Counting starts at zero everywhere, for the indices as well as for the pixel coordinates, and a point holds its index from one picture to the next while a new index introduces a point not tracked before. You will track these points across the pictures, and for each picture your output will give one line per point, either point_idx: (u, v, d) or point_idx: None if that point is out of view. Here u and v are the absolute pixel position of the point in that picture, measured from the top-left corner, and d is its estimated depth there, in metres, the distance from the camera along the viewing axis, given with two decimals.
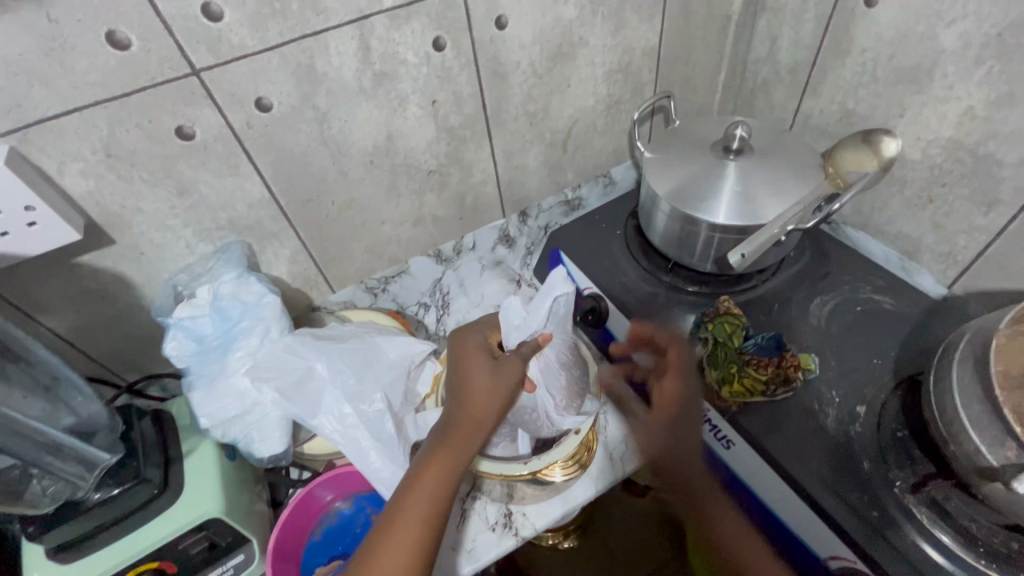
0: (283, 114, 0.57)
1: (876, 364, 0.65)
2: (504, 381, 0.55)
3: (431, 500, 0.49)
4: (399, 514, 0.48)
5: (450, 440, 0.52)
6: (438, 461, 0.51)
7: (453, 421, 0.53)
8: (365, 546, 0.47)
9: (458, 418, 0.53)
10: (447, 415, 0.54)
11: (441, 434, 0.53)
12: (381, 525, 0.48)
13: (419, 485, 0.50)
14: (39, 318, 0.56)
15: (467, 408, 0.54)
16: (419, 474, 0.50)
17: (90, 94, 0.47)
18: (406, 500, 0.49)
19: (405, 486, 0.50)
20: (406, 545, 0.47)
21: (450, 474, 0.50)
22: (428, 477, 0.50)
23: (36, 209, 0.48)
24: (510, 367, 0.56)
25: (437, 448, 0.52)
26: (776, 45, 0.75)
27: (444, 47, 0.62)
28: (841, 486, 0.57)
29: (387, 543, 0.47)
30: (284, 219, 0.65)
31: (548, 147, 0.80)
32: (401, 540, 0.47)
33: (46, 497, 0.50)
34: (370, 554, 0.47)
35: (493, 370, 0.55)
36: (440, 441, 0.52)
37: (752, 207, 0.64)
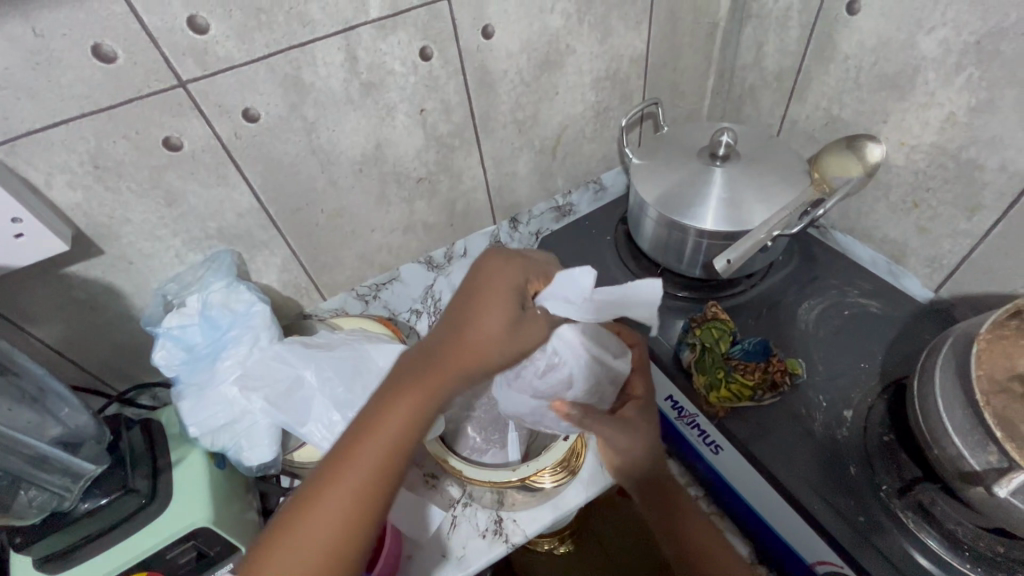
0: (271, 124, 0.57)
1: (863, 368, 0.66)
2: (517, 338, 0.47)
3: (391, 449, 0.42)
4: (352, 457, 0.41)
5: (428, 378, 0.44)
6: (410, 402, 0.43)
7: (438, 358, 0.45)
8: (303, 494, 0.41)
9: (445, 354, 0.45)
10: (433, 348, 0.46)
11: (417, 372, 0.44)
12: (327, 469, 0.42)
13: (381, 426, 0.42)
14: (28, 329, 0.56)
15: (460, 350, 0.45)
16: (384, 413, 0.43)
17: (78, 107, 0.48)
18: (363, 443, 0.42)
19: (363, 424, 0.43)
20: (350, 495, 0.40)
21: (418, 421, 0.43)
22: (394, 420, 0.43)
23: (23, 221, 0.48)
24: (529, 331, 0.48)
25: (409, 391, 0.43)
26: (762, 52, 0.76)
27: (431, 57, 0.62)
28: (828, 491, 0.57)
29: (331, 491, 0.40)
30: (273, 227, 0.65)
31: (538, 154, 0.80)
32: (347, 490, 0.40)
33: (32, 509, 0.50)
34: (310, 500, 0.40)
35: (512, 320, 0.47)
36: (417, 376, 0.44)
37: (739, 213, 0.65)
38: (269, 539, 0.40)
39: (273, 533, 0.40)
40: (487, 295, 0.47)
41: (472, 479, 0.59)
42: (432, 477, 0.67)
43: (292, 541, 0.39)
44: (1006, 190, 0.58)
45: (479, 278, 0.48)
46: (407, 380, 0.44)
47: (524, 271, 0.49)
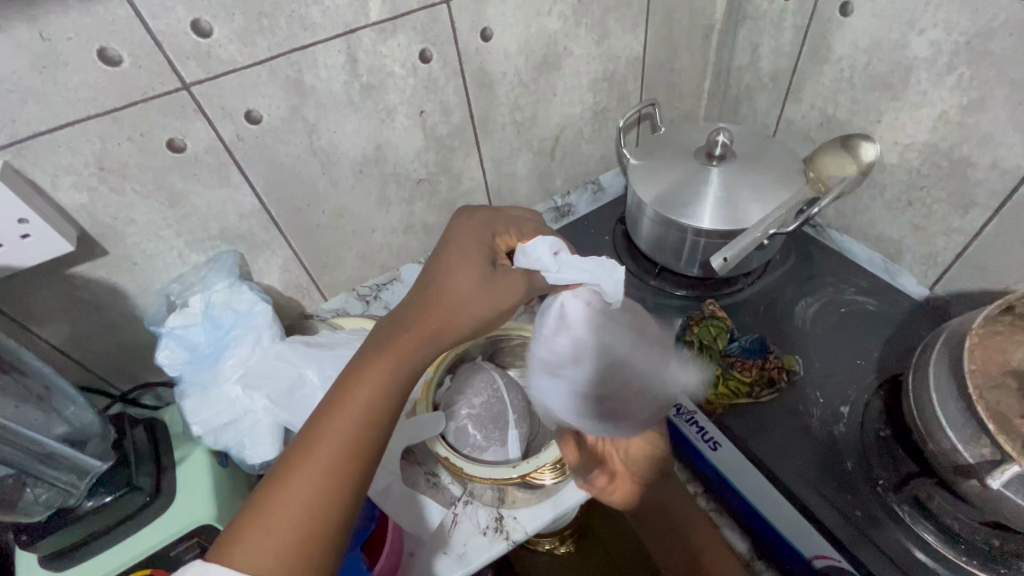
0: (273, 126, 0.58)
1: (859, 365, 0.66)
2: (489, 295, 0.48)
3: (366, 411, 0.43)
4: (322, 428, 0.42)
5: (398, 344, 0.45)
6: (383, 364, 0.44)
7: (409, 324, 0.46)
8: (281, 464, 0.41)
9: (420, 316, 0.47)
10: (403, 315, 0.47)
11: (391, 336, 0.46)
12: (299, 443, 0.42)
13: (353, 394, 0.43)
14: (33, 329, 0.57)
15: (430, 312, 0.47)
16: (359, 378, 0.44)
17: (84, 109, 0.48)
18: (335, 411, 0.42)
19: (334, 395, 0.43)
20: (323, 468, 0.40)
21: (390, 388, 0.44)
22: (365, 387, 0.43)
23: (29, 222, 0.48)
24: (505, 284, 0.49)
25: (380, 355, 0.45)
26: (757, 53, 0.77)
27: (430, 59, 0.63)
28: (825, 486, 0.58)
29: (305, 459, 0.40)
30: (275, 228, 0.66)
31: (536, 155, 0.81)
32: (321, 461, 0.40)
33: (39, 506, 0.51)
34: (284, 475, 0.40)
35: (483, 280, 0.49)
36: (385, 344, 0.45)
37: (736, 211, 0.65)
38: (240, 521, 0.39)
39: (246, 510, 0.39)
40: (454, 260, 0.50)
41: (473, 477, 0.59)
42: (432, 476, 0.67)
43: (268, 512, 0.39)
44: (998, 187, 0.59)
45: (445, 246, 0.51)
46: (376, 348, 0.45)
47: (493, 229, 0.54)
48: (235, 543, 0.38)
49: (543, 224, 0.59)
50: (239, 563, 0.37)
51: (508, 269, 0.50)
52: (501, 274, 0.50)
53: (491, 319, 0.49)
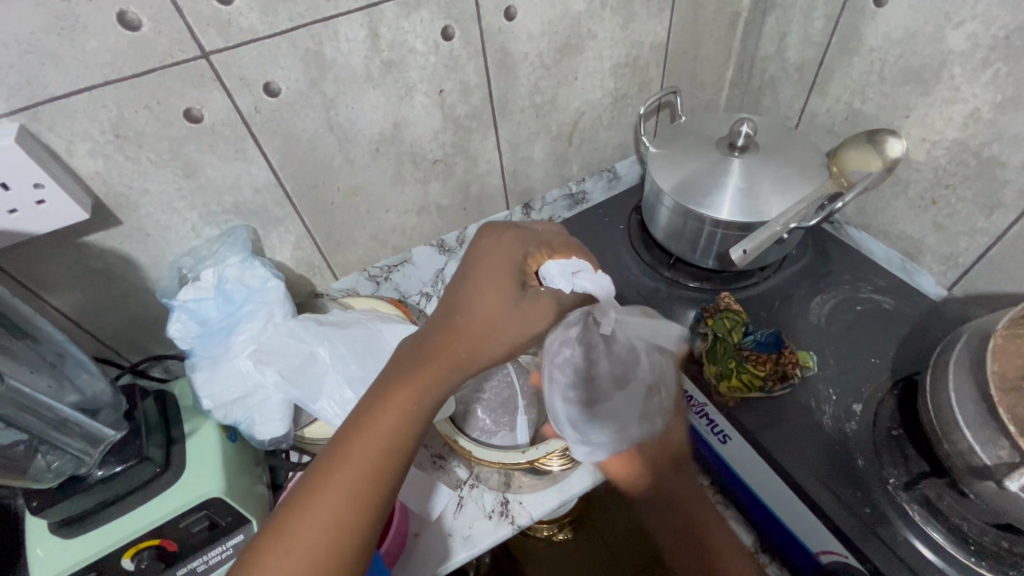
0: (291, 99, 0.57)
1: (874, 363, 0.66)
2: (517, 316, 0.49)
3: (391, 433, 0.43)
4: (344, 454, 0.42)
5: (422, 372, 0.45)
6: (410, 388, 0.45)
7: (433, 351, 0.47)
8: (311, 474, 0.42)
9: (444, 340, 0.47)
10: (428, 341, 0.47)
11: (416, 358, 0.46)
12: (324, 464, 0.42)
13: (382, 415, 0.44)
14: (46, 297, 0.57)
15: (452, 340, 0.47)
16: (386, 398, 0.44)
17: (101, 74, 0.47)
18: (358, 436, 0.43)
19: (357, 419, 0.44)
20: (342, 494, 0.41)
21: (414, 416, 0.44)
22: (389, 414, 0.44)
23: (45, 187, 0.48)
24: (534, 305, 0.50)
25: (409, 376, 0.45)
26: (784, 43, 0.75)
27: (452, 36, 0.62)
28: (835, 482, 0.58)
29: (331, 477, 0.41)
30: (289, 203, 0.65)
31: (554, 139, 0.80)
32: (343, 487, 0.41)
33: (50, 472, 0.51)
34: (305, 498, 0.41)
35: (511, 304, 0.49)
36: (410, 371, 0.45)
37: (755, 204, 0.64)
38: (264, 537, 0.40)
39: (276, 519, 0.40)
40: (481, 285, 0.50)
41: (483, 461, 0.59)
42: (439, 459, 0.68)
43: (288, 535, 0.39)
44: None
45: (473, 264, 0.51)
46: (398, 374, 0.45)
47: (519, 243, 0.52)
48: (257, 561, 0.39)
49: (569, 237, 0.57)
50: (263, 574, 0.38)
51: (536, 295, 0.50)
52: (528, 299, 0.50)
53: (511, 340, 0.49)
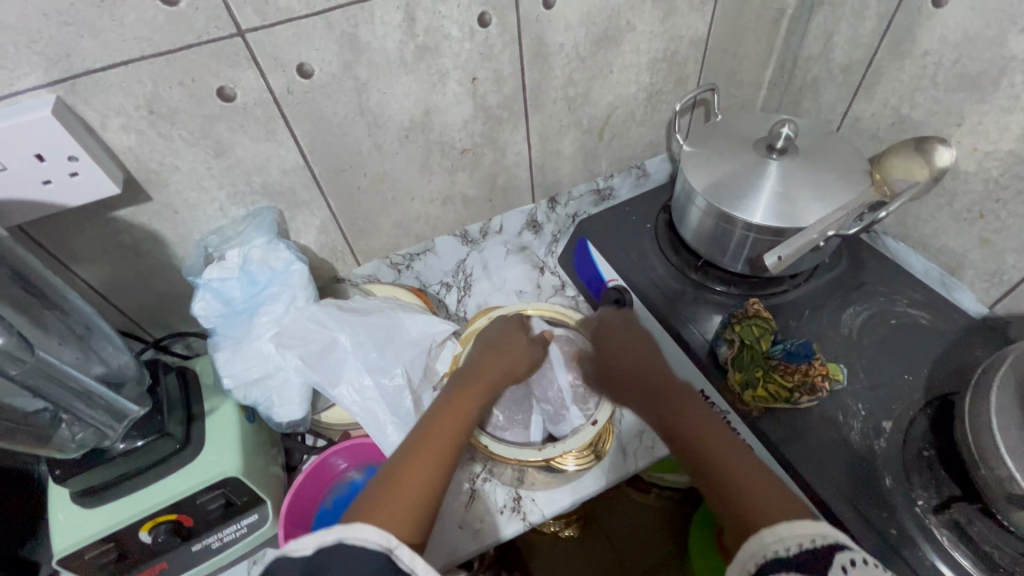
0: (323, 81, 0.56)
1: (906, 380, 0.63)
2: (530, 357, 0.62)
3: (462, 422, 0.52)
4: (435, 430, 0.50)
5: (475, 386, 0.56)
6: (467, 396, 0.54)
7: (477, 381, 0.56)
8: (408, 445, 0.48)
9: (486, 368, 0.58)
10: (471, 369, 0.58)
11: (466, 378, 0.57)
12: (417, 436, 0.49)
13: (457, 407, 0.53)
14: (75, 269, 0.57)
15: (472, 377, 0.57)
16: (452, 400, 0.54)
17: (138, 48, 0.47)
18: (431, 434, 0.50)
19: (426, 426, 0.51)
20: (438, 455, 0.48)
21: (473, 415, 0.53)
22: (463, 408, 0.53)
23: (79, 160, 0.48)
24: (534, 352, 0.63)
25: (466, 387, 0.55)
26: (831, 42, 0.72)
27: (489, 24, 0.60)
28: (859, 500, 0.56)
29: (428, 444, 0.48)
30: (316, 187, 0.65)
31: (584, 134, 0.78)
32: (429, 461, 0.47)
33: (74, 443, 0.52)
34: (394, 476, 0.45)
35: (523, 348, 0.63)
36: (466, 385, 0.56)
37: (793, 209, 0.62)
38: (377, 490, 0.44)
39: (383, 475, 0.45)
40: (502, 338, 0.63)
41: (496, 455, 0.59)
42: None
43: (387, 501, 0.43)
44: None
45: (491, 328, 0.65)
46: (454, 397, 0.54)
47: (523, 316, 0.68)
48: (374, 503, 0.43)
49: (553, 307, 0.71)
50: (382, 510, 0.42)
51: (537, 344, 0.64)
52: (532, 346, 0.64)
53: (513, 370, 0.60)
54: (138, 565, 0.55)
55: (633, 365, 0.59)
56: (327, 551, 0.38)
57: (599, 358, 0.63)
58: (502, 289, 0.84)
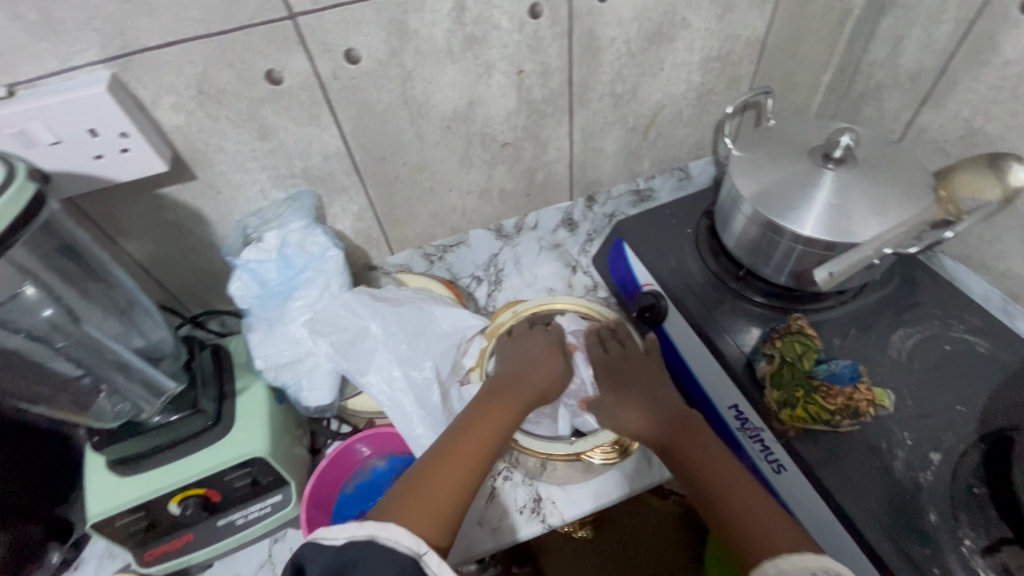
0: (369, 68, 0.56)
1: (959, 411, 0.59)
2: (563, 367, 0.61)
3: (492, 433, 0.51)
4: (463, 441, 0.50)
5: (509, 399, 0.55)
6: (499, 411, 0.54)
7: (514, 391, 0.56)
8: (436, 455, 0.48)
9: (519, 380, 0.57)
10: (500, 381, 0.57)
11: (499, 390, 0.56)
12: (445, 446, 0.49)
13: (488, 421, 0.52)
14: (121, 243, 0.59)
15: (512, 384, 0.57)
16: (485, 414, 0.53)
17: (192, 28, 0.47)
18: (462, 441, 0.50)
19: (456, 433, 0.51)
20: (464, 466, 0.48)
21: (505, 429, 0.53)
22: (492, 421, 0.52)
23: (130, 137, 0.49)
24: (560, 359, 0.61)
25: (500, 399, 0.55)
26: (900, 47, 0.68)
27: (540, 15, 0.59)
28: (899, 533, 0.53)
29: (454, 455, 0.48)
30: (356, 174, 0.65)
31: (628, 132, 0.76)
32: (455, 473, 0.47)
33: (111, 413, 0.53)
34: (420, 482, 0.46)
35: (556, 357, 0.61)
36: (499, 397, 0.55)
37: (847, 223, 0.59)
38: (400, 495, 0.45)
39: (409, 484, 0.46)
40: (535, 348, 0.61)
41: (524, 448, 0.59)
42: None
43: (418, 503, 0.44)
44: None
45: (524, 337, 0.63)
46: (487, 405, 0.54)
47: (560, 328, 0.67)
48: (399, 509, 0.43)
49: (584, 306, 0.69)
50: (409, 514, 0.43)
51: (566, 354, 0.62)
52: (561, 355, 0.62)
53: (552, 389, 0.59)
54: (166, 534, 0.57)
55: (654, 396, 0.58)
56: (357, 548, 0.39)
57: (622, 373, 0.61)
58: (534, 286, 0.80)
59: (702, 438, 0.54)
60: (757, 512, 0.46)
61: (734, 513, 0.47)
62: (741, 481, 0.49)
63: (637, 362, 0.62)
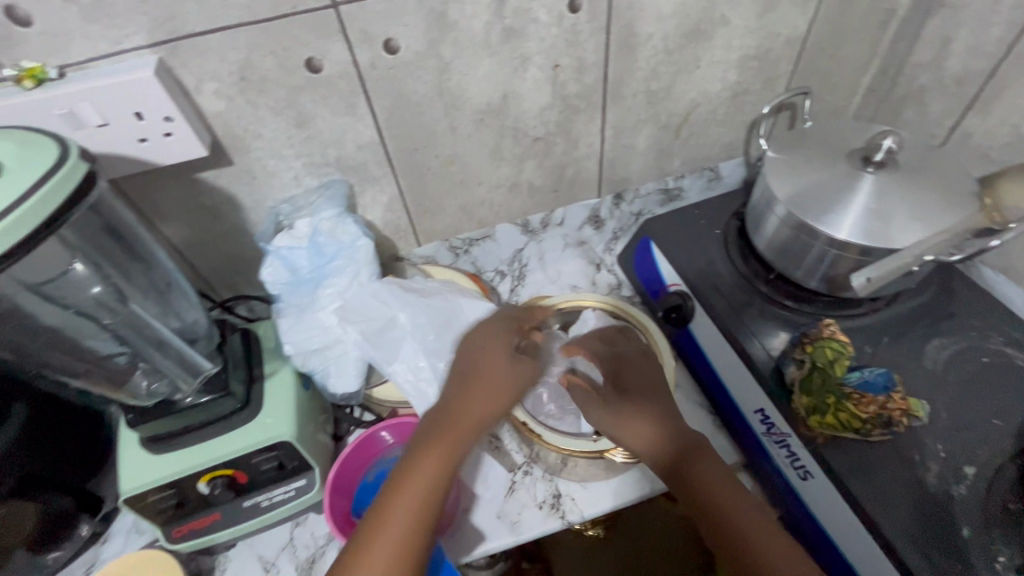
0: (408, 59, 0.56)
1: (995, 425, 0.58)
2: (518, 369, 0.54)
3: (438, 465, 0.49)
4: (404, 485, 0.48)
5: (459, 418, 0.51)
6: (444, 437, 0.50)
7: (455, 416, 0.51)
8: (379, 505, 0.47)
9: (466, 395, 0.52)
10: (450, 397, 0.53)
11: (449, 408, 0.52)
12: (387, 492, 0.48)
13: (432, 452, 0.49)
14: (159, 225, 0.60)
15: (463, 406, 0.52)
16: (430, 441, 0.50)
17: (237, 15, 0.48)
18: (405, 483, 0.48)
19: (402, 471, 0.49)
20: (409, 510, 0.46)
21: (454, 455, 0.50)
22: (438, 451, 0.49)
23: (174, 121, 0.50)
24: (522, 363, 0.55)
25: (447, 423, 0.51)
26: (947, 49, 0.66)
27: (579, 9, 0.58)
28: (930, 546, 0.52)
29: (399, 499, 0.47)
30: (389, 164, 0.65)
31: (660, 130, 0.75)
32: (400, 520, 0.46)
33: (146, 392, 0.54)
34: (364, 538, 0.45)
35: (511, 362, 0.54)
36: (448, 419, 0.51)
37: (886, 228, 0.58)
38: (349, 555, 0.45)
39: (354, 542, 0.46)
40: (486, 350, 0.55)
41: (547, 443, 0.59)
42: (495, 439, 0.67)
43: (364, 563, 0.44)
44: None
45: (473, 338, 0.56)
46: (427, 437, 0.50)
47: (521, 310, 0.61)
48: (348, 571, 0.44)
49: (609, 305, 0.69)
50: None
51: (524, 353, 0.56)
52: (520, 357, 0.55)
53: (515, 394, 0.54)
54: (193, 513, 0.58)
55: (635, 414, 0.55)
56: None
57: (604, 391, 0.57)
58: (557, 283, 0.79)
59: (688, 455, 0.53)
60: (752, 526, 0.48)
61: (727, 536, 0.48)
62: (736, 490, 0.51)
63: (630, 373, 0.59)
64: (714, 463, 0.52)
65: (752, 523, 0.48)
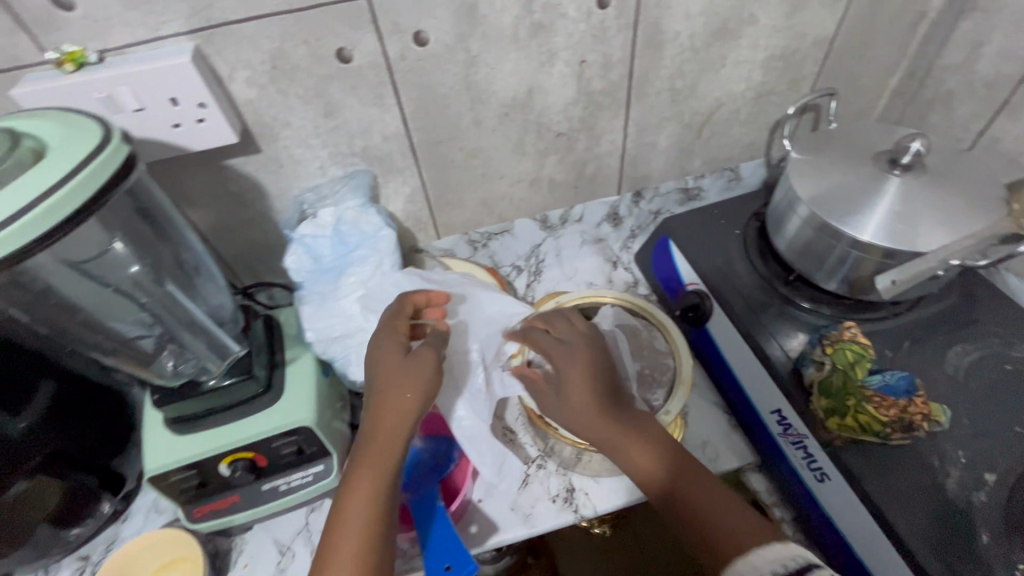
0: (437, 51, 0.56)
1: (1017, 433, 0.57)
2: (414, 368, 0.53)
3: (370, 480, 0.49)
4: (342, 509, 0.48)
5: (381, 429, 0.51)
6: (368, 453, 0.50)
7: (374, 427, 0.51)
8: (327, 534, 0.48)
9: (374, 408, 0.52)
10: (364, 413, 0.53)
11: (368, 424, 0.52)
12: (331, 520, 0.48)
13: (360, 470, 0.49)
14: (187, 210, 0.61)
15: (379, 415, 0.52)
16: (358, 461, 0.50)
17: (273, 4, 0.49)
18: (342, 508, 0.48)
19: (340, 496, 0.49)
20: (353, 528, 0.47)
21: (382, 466, 0.49)
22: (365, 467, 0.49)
23: (208, 108, 0.51)
24: (420, 361, 0.53)
25: (370, 438, 0.51)
26: (978, 53, 0.65)
27: (608, 5, 0.58)
28: (949, 553, 0.52)
29: (342, 522, 0.47)
30: (413, 156, 0.66)
31: (683, 129, 0.75)
32: (348, 538, 0.46)
33: (172, 372, 0.56)
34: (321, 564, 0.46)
35: (402, 364, 0.53)
36: (371, 435, 0.51)
37: (912, 231, 0.57)
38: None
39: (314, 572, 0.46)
40: (379, 360, 0.54)
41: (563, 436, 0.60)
42: (509, 432, 0.68)
43: None
44: None
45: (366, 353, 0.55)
46: (355, 458, 0.50)
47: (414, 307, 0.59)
48: None
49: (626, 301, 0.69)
50: None
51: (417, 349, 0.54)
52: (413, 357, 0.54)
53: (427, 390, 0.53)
54: (213, 494, 0.59)
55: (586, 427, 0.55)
56: None
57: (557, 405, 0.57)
58: (573, 279, 0.79)
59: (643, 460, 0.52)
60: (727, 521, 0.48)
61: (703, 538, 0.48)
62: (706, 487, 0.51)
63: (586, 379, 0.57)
64: (673, 463, 0.52)
65: (729, 524, 0.48)
